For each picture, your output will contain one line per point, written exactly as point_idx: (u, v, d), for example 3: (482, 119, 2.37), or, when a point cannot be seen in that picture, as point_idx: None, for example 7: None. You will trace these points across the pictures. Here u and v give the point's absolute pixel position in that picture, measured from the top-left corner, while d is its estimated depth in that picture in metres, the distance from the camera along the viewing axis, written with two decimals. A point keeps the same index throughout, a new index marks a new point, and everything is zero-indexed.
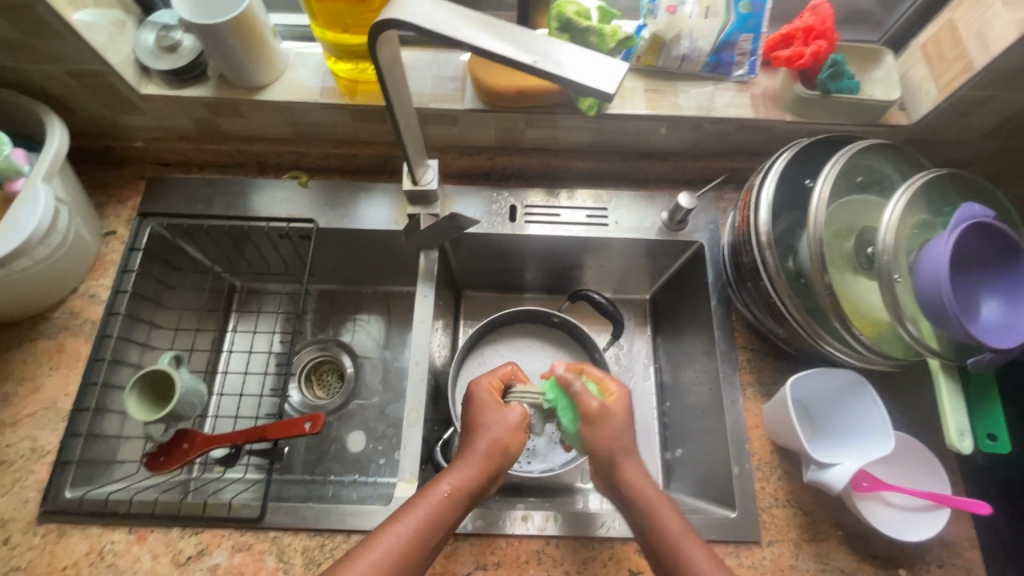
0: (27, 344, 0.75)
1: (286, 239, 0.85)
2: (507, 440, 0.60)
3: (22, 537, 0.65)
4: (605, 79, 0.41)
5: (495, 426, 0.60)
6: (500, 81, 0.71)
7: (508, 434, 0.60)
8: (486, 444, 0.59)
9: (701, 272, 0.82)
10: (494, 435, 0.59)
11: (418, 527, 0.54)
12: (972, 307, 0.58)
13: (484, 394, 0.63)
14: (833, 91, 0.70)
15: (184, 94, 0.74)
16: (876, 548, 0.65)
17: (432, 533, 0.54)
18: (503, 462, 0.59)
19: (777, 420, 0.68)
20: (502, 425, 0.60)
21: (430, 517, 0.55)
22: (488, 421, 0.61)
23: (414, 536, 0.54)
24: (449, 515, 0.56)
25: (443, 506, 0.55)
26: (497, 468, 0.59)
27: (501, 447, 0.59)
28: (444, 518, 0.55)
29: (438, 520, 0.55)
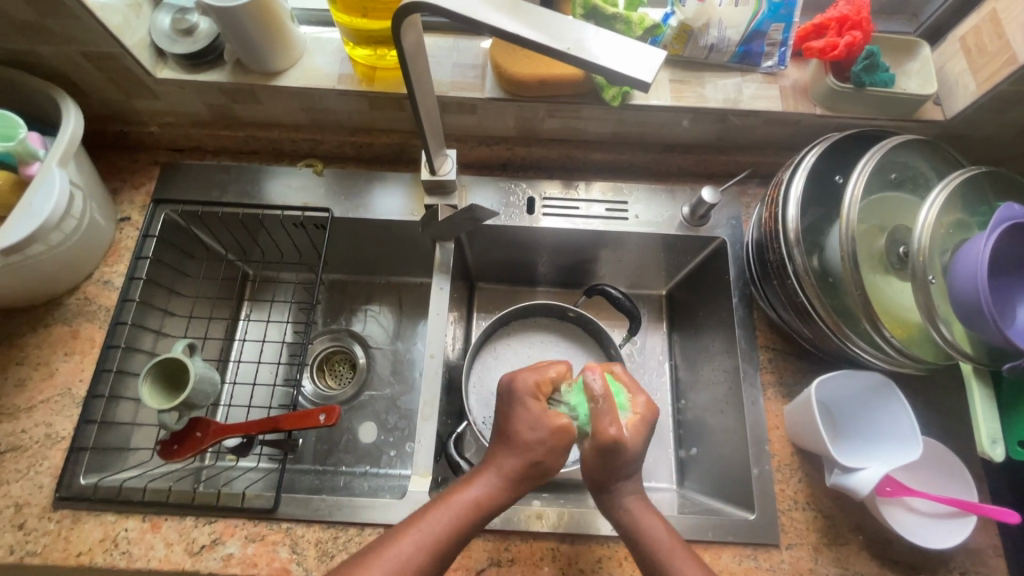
0: (41, 330, 0.74)
1: (300, 228, 0.84)
2: (545, 459, 0.57)
3: (36, 522, 0.65)
4: (643, 68, 0.40)
5: (537, 442, 0.57)
6: (522, 70, 0.69)
7: (547, 451, 0.57)
8: (519, 459, 0.57)
9: (722, 268, 0.80)
10: (532, 451, 0.57)
11: (437, 536, 0.53)
12: (1009, 309, 0.56)
13: (532, 404, 0.58)
14: (867, 83, 0.67)
15: (199, 78, 0.73)
16: (897, 553, 0.64)
17: (450, 543, 0.54)
18: (535, 476, 0.57)
19: (800, 421, 0.66)
20: (545, 438, 0.57)
21: (451, 525, 0.54)
22: (531, 436, 0.57)
23: (431, 543, 0.53)
24: (469, 525, 0.55)
25: (465, 514, 0.55)
26: (526, 485, 0.57)
27: (536, 465, 0.56)
28: (465, 526, 0.55)
29: (458, 529, 0.54)
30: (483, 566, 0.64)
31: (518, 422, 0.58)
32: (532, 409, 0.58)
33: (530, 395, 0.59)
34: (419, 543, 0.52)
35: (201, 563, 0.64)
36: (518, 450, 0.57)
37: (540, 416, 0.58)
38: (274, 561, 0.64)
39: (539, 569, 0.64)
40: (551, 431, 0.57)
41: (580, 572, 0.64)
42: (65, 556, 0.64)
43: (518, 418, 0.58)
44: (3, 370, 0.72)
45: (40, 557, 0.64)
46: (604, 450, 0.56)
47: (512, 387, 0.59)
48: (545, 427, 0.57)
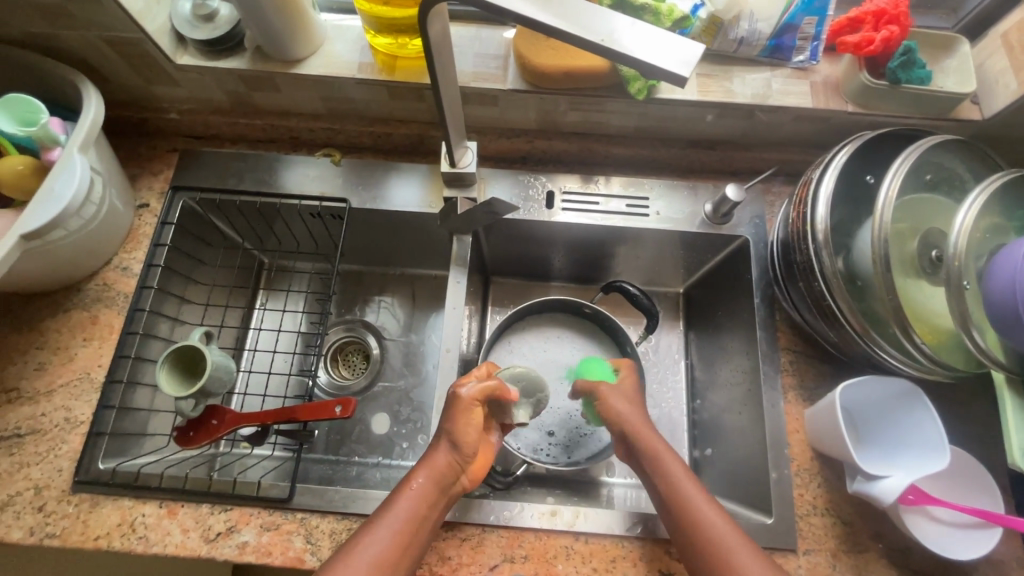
0: (61, 315, 0.75)
1: (317, 218, 0.83)
2: (470, 432, 0.59)
3: (56, 505, 0.66)
4: (678, 61, 0.38)
5: (458, 420, 0.60)
6: (546, 61, 0.68)
7: (470, 424, 0.60)
8: (449, 438, 0.60)
9: (744, 268, 0.78)
10: (458, 428, 0.60)
11: (397, 527, 0.54)
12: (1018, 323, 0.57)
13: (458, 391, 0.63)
14: (902, 80, 0.65)
15: (220, 65, 0.72)
16: (917, 562, 0.63)
17: (412, 533, 0.54)
18: (469, 454, 0.60)
19: (821, 425, 0.65)
20: (463, 411, 0.60)
21: (408, 515, 0.55)
22: (451, 416, 0.61)
23: (393, 536, 0.53)
24: (424, 511, 0.56)
25: (415, 504, 0.56)
26: (464, 463, 0.59)
27: (465, 442, 0.59)
28: (421, 512, 0.56)
29: (416, 517, 0.55)
30: (496, 561, 0.64)
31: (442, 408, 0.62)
32: (451, 398, 0.61)
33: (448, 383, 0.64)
34: (382, 539, 0.53)
35: (216, 550, 0.65)
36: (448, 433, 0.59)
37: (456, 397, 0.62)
38: (289, 551, 0.65)
39: (553, 567, 0.64)
40: (466, 407, 0.60)
41: (593, 571, 0.64)
42: (84, 539, 0.65)
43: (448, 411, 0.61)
44: (24, 353, 0.72)
45: (59, 539, 0.65)
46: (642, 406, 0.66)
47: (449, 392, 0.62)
48: (461, 406, 0.60)
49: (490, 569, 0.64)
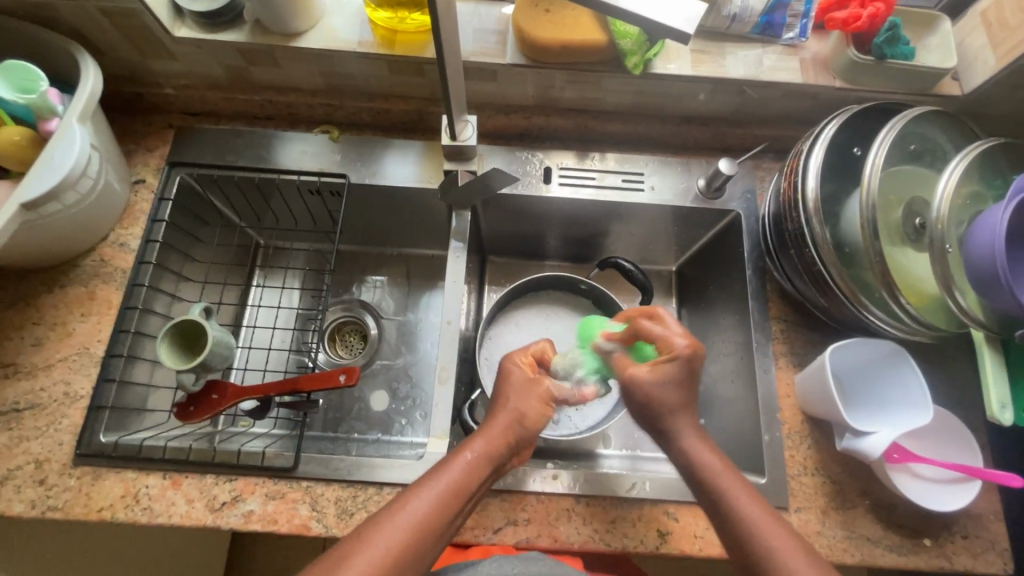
0: (58, 290, 0.74)
1: (316, 195, 0.84)
2: (530, 415, 0.61)
3: (57, 478, 0.66)
4: (683, 20, 0.40)
5: (524, 400, 0.62)
6: (546, 34, 0.69)
7: (532, 406, 0.62)
8: (507, 416, 0.61)
9: (736, 242, 0.80)
10: (523, 409, 0.61)
11: (443, 493, 0.54)
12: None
13: (520, 372, 0.65)
14: (887, 56, 0.68)
15: (218, 38, 0.72)
16: (902, 518, 0.66)
17: (455, 500, 0.54)
18: (526, 437, 0.61)
19: (811, 390, 0.68)
20: (536, 395, 0.63)
21: (456, 484, 0.55)
22: (517, 395, 0.62)
23: (440, 501, 0.53)
24: (471, 484, 0.56)
25: (464, 477, 0.55)
26: (516, 445, 0.60)
27: (524, 424, 0.60)
28: (469, 485, 0.56)
29: (463, 487, 0.55)
30: (500, 525, 0.66)
31: (506, 385, 0.64)
32: (513, 376, 0.64)
33: (513, 363, 0.66)
34: (429, 501, 0.53)
35: (222, 520, 0.65)
36: (509, 414, 0.61)
37: (523, 380, 0.64)
38: (294, 518, 0.66)
39: (555, 529, 0.66)
40: (534, 392, 0.63)
41: (594, 532, 0.66)
42: (87, 511, 0.65)
43: (508, 386, 0.64)
44: (20, 329, 0.72)
45: (62, 512, 0.64)
46: (683, 380, 0.59)
47: (505, 366, 0.66)
48: (531, 387, 0.63)
49: (494, 532, 0.65)
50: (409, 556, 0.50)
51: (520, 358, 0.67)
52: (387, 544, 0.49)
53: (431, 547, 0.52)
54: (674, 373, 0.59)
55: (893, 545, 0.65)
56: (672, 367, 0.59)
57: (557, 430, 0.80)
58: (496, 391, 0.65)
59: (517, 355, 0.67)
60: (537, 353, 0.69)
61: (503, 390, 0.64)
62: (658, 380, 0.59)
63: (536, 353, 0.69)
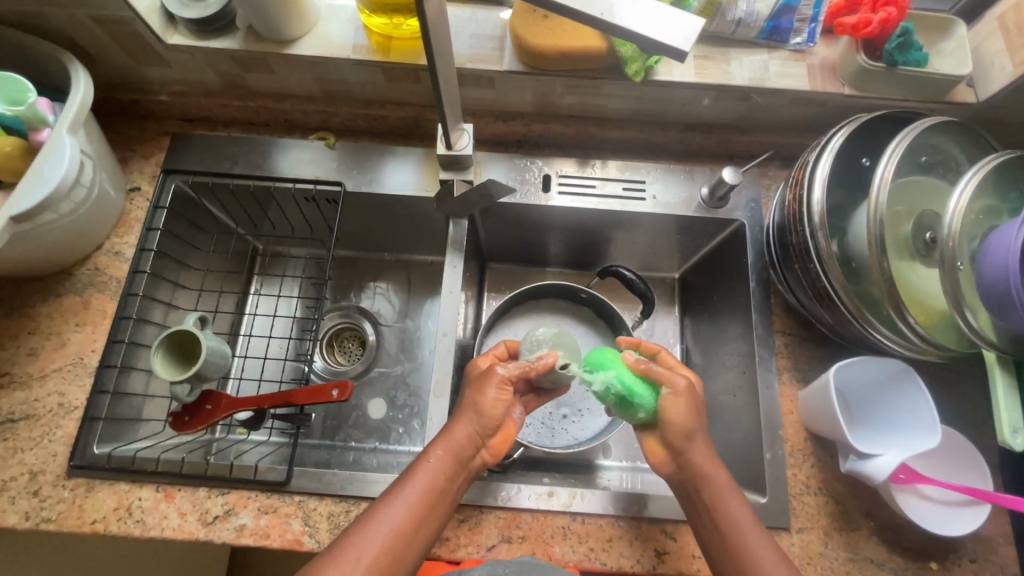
0: (53, 299, 0.74)
1: (312, 203, 0.83)
2: (489, 404, 0.59)
3: (51, 490, 0.66)
4: (679, 36, 0.38)
5: (480, 393, 0.60)
6: (544, 41, 0.67)
7: (488, 397, 0.60)
8: (469, 414, 0.59)
9: (740, 252, 0.78)
10: (480, 405, 0.59)
11: (414, 499, 0.55)
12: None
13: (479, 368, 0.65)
14: (899, 63, 0.65)
15: (211, 45, 0.71)
16: (907, 540, 0.64)
17: (428, 505, 0.55)
18: (489, 428, 0.59)
19: (815, 407, 0.66)
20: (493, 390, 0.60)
21: (424, 489, 0.55)
22: (473, 391, 0.61)
23: (409, 509, 0.54)
24: (440, 485, 0.56)
25: (433, 479, 0.56)
26: (483, 438, 0.60)
27: (483, 417, 0.59)
28: (439, 486, 0.56)
29: (432, 491, 0.56)
30: (494, 542, 0.65)
31: (465, 381, 0.63)
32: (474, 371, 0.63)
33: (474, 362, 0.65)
34: (400, 510, 0.54)
35: (214, 534, 0.65)
36: (470, 412, 0.59)
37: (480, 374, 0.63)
38: (287, 533, 0.65)
39: (550, 547, 0.65)
40: (489, 383, 0.60)
41: (590, 550, 0.65)
42: (79, 524, 0.64)
43: (468, 381, 0.63)
44: (15, 339, 0.72)
45: (55, 524, 0.64)
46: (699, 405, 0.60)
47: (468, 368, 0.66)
48: (487, 379, 0.61)
49: (488, 549, 0.64)
50: (388, 564, 0.51)
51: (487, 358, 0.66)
52: (361, 556, 0.51)
53: (412, 552, 0.53)
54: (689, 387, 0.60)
55: (897, 568, 0.63)
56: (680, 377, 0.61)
57: (554, 443, 0.79)
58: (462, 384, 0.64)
59: (482, 357, 0.66)
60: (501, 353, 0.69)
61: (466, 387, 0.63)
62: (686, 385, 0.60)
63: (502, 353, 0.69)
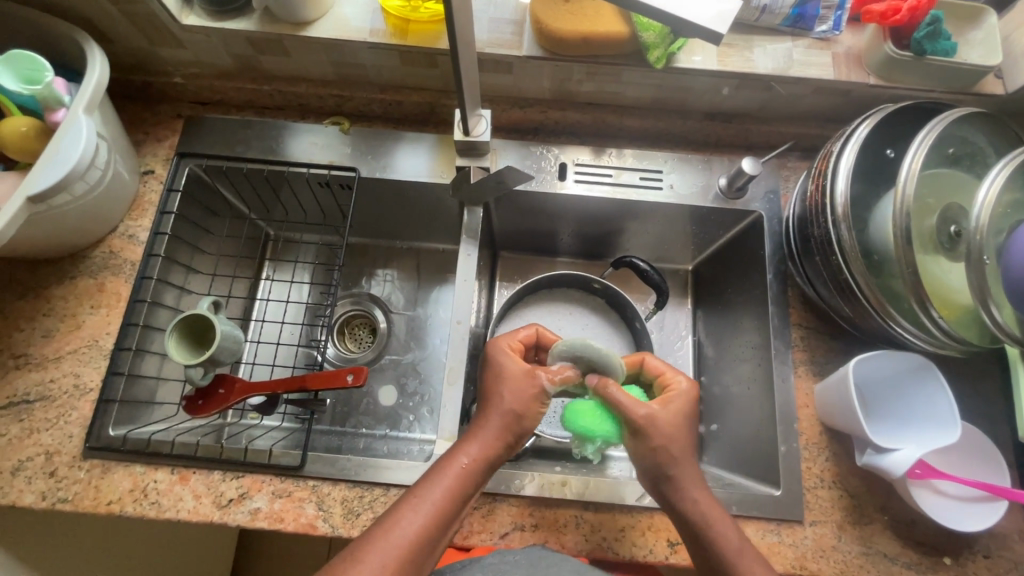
0: (67, 281, 0.74)
1: (326, 188, 0.82)
2: (528, 416, 0.58)
3: (67, 470, 0.66)
4: (713, 17, 0.37)
5: (519, 399, 0.57)
6: (564, 25, 0.66)
7: (526, 406, 0.57)
8: (502, 416, 0.57)
9: (757, 243, 0.78)
10: (516, 407, 0.57)
11: (440, 502, 0.53)
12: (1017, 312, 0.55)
13: (511, 364, 0.59)
14: (927, 52, 0.64)
15: (226, 27, 0.70)
16: (921, 534, 0.64)
17: (451, 508, 0.54)
18: (520, 435, 0.58)
19: (832, 401, 0.66)
20: (528, 396, 0.58)
21: (450, 492, 0.54)
22: (512, 394, 0.58)
23: (435, 512, 0.53)
24: (467, 489, 0.55)
25: (460, 482, 0.55)
26: (514, 443, 0.58)
27: (518, 421, 0.57)
28: (466, 490, 0.55)
29: (457, 495, 0.55)
30: (506, 530, 0.65)
31: (498, 379, 0.59)
32: (506, 370, 0.59)
33: (502, 357, 0.60)
34: (425, 515, 0.52)
35: (229, 516, 0.65)
36: (504, 416, 0.57)
37: (517, 374, 0.59)
38: (301, 517, 0.65)
39: (562, 536, 0.65)
40: (530, 393, 0.58)
41: (602, 540, 0.65)
42: (96, 504, 0.65)
43: (498, 378, 0.59)
44: (30, 320, 0.72)
45: (71, 504, 0.65)
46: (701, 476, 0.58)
47: (495, 350, 0.61)
48: (524, 383, 0.58)
49: (501, 537, 0.65)
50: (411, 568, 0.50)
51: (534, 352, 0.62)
52: (384, 557, 0.49)
53: (432, 555, 0.52)
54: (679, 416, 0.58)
55: (910, 562, 0.63)
56: (678, 405, 0.58)
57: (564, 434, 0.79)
58: (483, 381, 0.61)
59: (504, 341, 0.63)
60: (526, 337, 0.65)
61: (493, 382, 0.59)
62: (668, 420, 0.56)
63: (526, 340, 0.65)
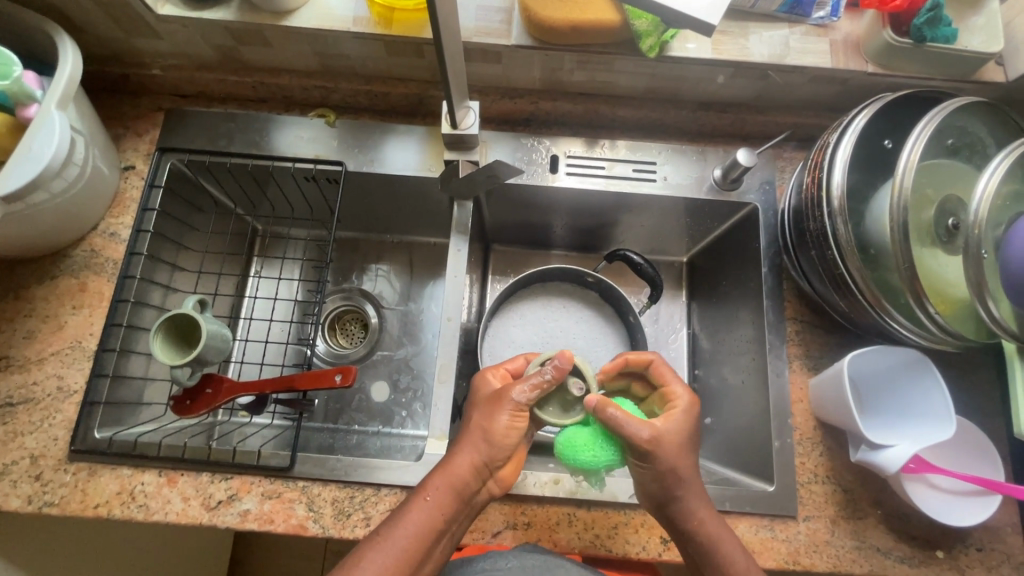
0: (47, 281, 0.72)
1: (312, 182, 0.80)
2: (498, 430, 0.55)
3: (53, 474, 0.65)
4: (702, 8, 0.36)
5: (490, 418, 0.55)
6: (553, 12, 0.64)
7: (498, 421, 0.55)
8: (470, 438, 0.55)
9: (753, 236, 0.76)
10: (481, 423, 0.55)
11: (405, 534, 0.51)
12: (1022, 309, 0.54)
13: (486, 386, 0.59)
14: (927, 39, 0.62)
15: (204, 16, 0.67)
16: (914, 528, 0.64)
17: (420, 542, 0.51)
18: (493, 455, 0.55)
19: (826, 395, 0.65)
20: (501, 408, 0.55)
21: (417, 525, 0.51)
22: (482, 413, 0.56)
23: (399, 545, 0.50)
24: (436, 522, 0.52)
25: (427, 510, 0.52)
26: (486, 466, 0.55)
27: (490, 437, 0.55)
28: (434, 521, 0.52)
29: (423, 529, 0.51)
30: (499, 528, 0.64)
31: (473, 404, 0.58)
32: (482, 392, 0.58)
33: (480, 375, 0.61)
34: (388, 554, 0.49)
35: (218, 518, 0.64)
36: (471, 438, 0.55)
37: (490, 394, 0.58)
38: (291, 518, 0.64)
39: (555, 533, 0.65)
40: (497, 405, 0.56)
41: (596, 537, 0.65)
42: (83, 508, 0.64)
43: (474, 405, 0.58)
44: (11, 321, 0.70)
45: (58, 508, 0.64)
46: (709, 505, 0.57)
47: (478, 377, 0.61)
48: (495, 404, 0.56)
49: (493, 535, 0.64)
50: None
51: (560, 363, 0.56)
52: None
53: None
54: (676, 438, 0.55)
55: (903, 556, 0.63)
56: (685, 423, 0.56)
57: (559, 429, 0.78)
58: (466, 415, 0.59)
59: (494, 368, 0.62)
60: (515, 368, 0.63)
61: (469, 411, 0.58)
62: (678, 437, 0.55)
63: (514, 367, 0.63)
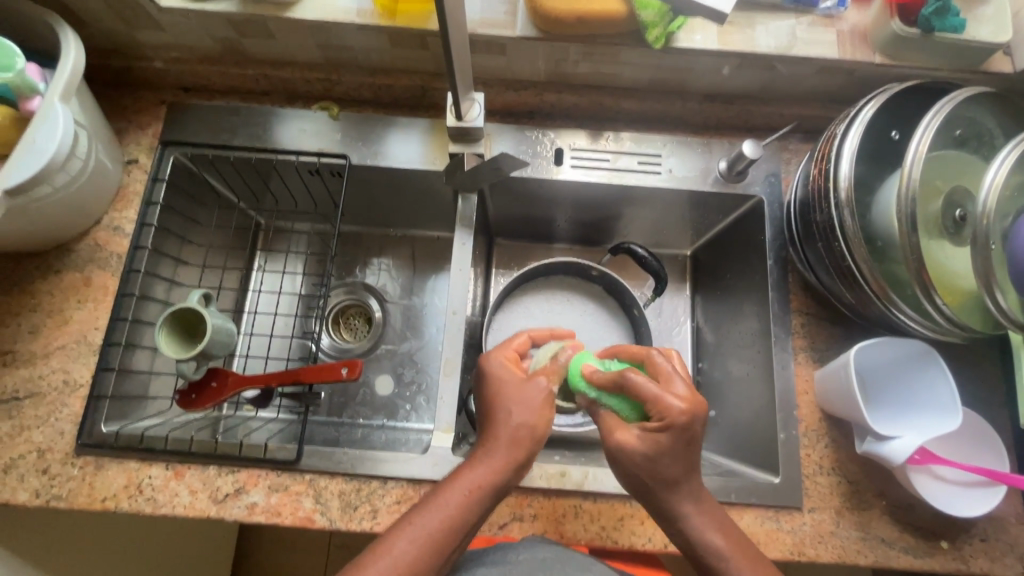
0: (51, 275, 0.72)
1: (316, 176, 0.80)
2: (537, 427, 0.55)
3: (60, 467, 0.65)
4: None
5: (524, 412, 0.55)
6: (559, 3, 0.63)
7: (537, 417, 0.55)
8: (510, 436, 0.54)
9: (758, 229, 0.76)
10: (521, 420, 0.54)
11: (439, 528, 0.50)
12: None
13: (507, 374, 0.57)
14: (935, 29, 0.62)
15: (205, 8, 0.67)
16: (919, 519, 0.64)
17: (453, 536, 0.50)
18: (530, 451, 0.55)
19: (831, 387, 0.65)
20: (538, 403, 0.55)
21: (451, 518, 0.51)
22: (517, 407, 0.55)
23: (432, 538, 0.49)
24: (469, 518, 0.51)
25: (465, 504, 0.51)
26: (524, 462, 0.54)
27: (530, 432, 0.54)
28: (468, 516, 0.51)
29: (457, 523, 0.51)
30: (506, 521, 0.65)
31: (499, 393, 0.56)
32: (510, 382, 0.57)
33: (492, 358, 0.59)
34: (420, 545, 0.49)
35: (225, 511, 0.65)
36: (509, 434, 0.54)
37: (516, 384, 0.57)
38: (298, 511, 0.65)
39: (561, 526, 0.65)
40: (531, 400, 0.55)
41: (602, 529, 0.65)
42: (90, 502, 0.64)
43: (497, 393, 0.56)
44: (16, 316, 0.70)
45: (66, 501, 0.64)
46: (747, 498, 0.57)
47: (486, 365, 0.59)
48: (527, 394, 0.56)
49: (499, 528, 0.64)
50: None
51: (571, 352, 0.61)
52: None
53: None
54: (669, 445, 0.51)
55: (908, 547, 0.63)
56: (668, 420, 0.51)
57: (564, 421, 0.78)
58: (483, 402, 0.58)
59: (500, 351, 0.60)
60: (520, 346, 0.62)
61: (490, 399, 0.57)
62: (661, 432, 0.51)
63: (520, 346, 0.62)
